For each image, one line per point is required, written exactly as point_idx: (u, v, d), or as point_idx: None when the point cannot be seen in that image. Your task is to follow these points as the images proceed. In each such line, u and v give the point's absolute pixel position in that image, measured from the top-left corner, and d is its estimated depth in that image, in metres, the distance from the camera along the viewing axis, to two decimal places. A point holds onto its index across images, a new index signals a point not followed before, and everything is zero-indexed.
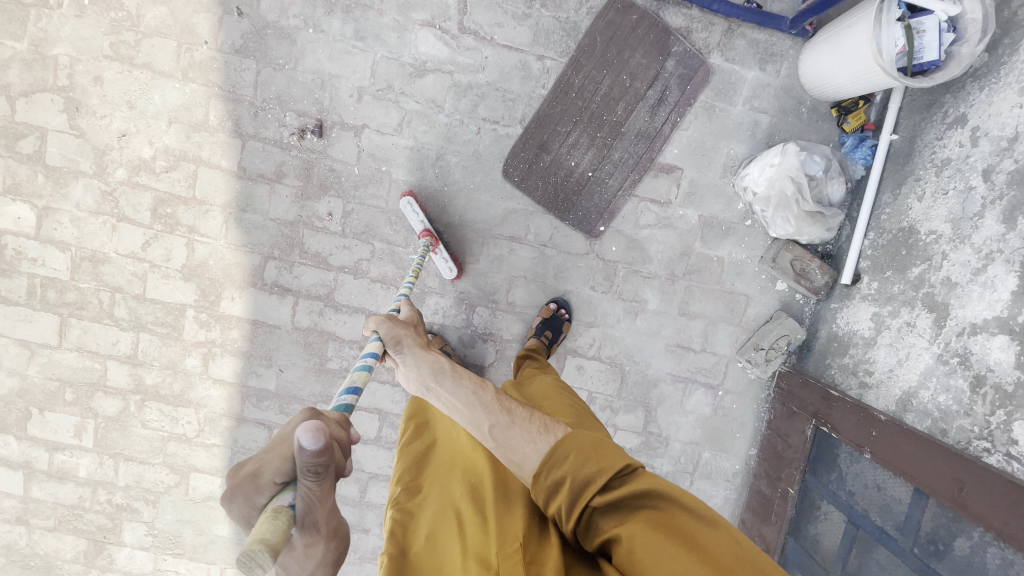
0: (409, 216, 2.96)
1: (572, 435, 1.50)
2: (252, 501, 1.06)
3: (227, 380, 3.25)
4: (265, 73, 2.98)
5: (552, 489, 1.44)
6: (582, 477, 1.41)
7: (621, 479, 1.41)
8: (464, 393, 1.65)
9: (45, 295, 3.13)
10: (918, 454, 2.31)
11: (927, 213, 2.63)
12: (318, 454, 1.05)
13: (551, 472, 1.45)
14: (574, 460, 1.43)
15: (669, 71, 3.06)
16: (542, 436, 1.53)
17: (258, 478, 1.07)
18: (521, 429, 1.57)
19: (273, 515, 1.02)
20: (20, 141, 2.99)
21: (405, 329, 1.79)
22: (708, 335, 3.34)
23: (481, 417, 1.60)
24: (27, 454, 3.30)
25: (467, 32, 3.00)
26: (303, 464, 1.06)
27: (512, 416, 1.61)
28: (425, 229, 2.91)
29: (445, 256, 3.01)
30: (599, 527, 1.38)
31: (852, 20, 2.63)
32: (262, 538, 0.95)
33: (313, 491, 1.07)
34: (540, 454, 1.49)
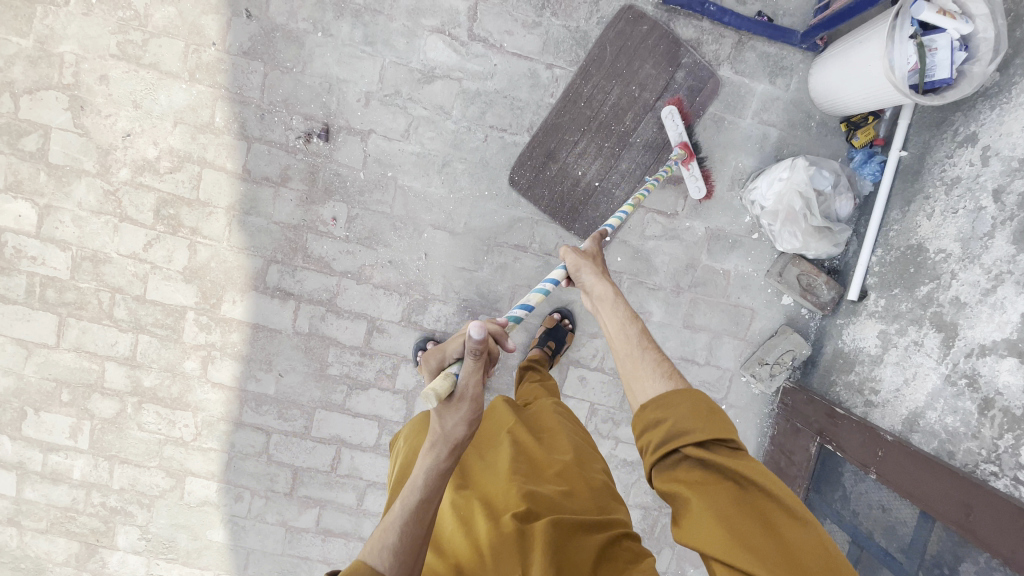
0: (669, 126, 2.97)
1: (692, 390, 1.40)
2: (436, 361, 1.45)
3: (226, 384, 3.21)
4: (272, 76, 2.96)
5: (652, 424, 1.38)
6: (685, 425, 1.33)
7: (718, 448, 1.31)
8: (618, 319, 1.71)
9: (44, 295, 3.09)
10: (924, 476, 2.28)
11: (936, 231, 2.61)
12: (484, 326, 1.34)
13: (655, 410, 1.39)
14: (684, 409, 1.35)
15: (678, 82, 3.04)
16: (665, 379, 1.47)
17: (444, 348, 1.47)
18: (648, 365, 1.53)
19: (446, 375, 1.38)
20: (23, 139, 2.96)
21: (586, 260, 1.95)
22: (712, 348, 3.31)
23: (621, 344, 1.64)
24: (21, 454, 3.26)
25: (476, 39, 2.99)
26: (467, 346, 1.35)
27: (647, 353, 1.58)
28: (684, 141, 2.94)
29: (696, 174, 3.03)
30: (681, 468, 1.32)
31: (863, 36, 2.62)
32: (433, 387, 1.33)
33: (470, 367, 1.37)
34: (660, 392, 1.43)
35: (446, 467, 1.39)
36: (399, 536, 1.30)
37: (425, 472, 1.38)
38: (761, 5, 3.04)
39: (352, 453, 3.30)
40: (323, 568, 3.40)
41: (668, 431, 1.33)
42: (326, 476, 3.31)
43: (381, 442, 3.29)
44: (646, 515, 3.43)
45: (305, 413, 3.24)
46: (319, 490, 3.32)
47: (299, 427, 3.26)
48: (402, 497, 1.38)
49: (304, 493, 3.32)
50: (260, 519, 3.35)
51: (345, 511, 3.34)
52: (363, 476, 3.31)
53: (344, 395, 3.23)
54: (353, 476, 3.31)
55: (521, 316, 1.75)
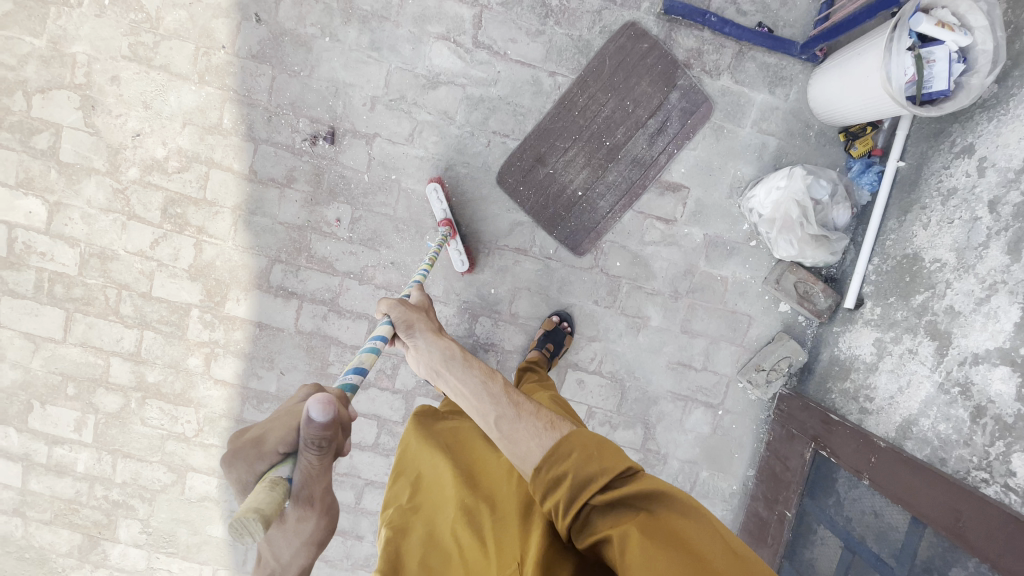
0: (432, 202, 2.96)
1: (577, 434, 1.41)
2: (251, 466, 1.12)
3: (229, 381, 3.26)
4: (280, 80, 3.02)
5: (552, 483, 1.35)
6: (585, 473, 1.34)
7: (623, 481, 1.33)
8: (473, 380, 1.60)
9: (53, 289, 3.15)
10: (916, 482, 2.31)
11: (932, 241, 2.64)
12: (324, 427, 1.10)
13: (551, 468, 1.37)
14: (575, 458, 1.35)
15: (672, 103, 3.10)
16: (548, 432, 1.44)
17: (261, 444, 1.13)
18: (527, 422, 1.48)
19: (270, 486, 1.05)
20: (35, 137, 3.03)
21: (416, 314, 1.83)
22: (710, 354, 3.35)
23: (487, 406, 1.54)
24: (26, 446, 3.31)
25: (481, 46, 3.04)
26: (310, 437, 1.10)
27: (520, 409, 1.53)
28: (447, 218, 2.92)
29: (459, 249, 3.03)
30: (593, 525, 1.30)
31: (862, 47, 2.66)
32: (259, 507, 0.98)
33: (312, 465, 1.13)
34: (546, 449, 1.40)
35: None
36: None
37: None
38: (762, 16, 3.08)
39: (352, 451, 3.34)
40: (320, 565, 3.43)
41: (570, 488, 1.32)
42: None
43: (380, 441, 3.33)
44: None
45: None
46: None
47: None
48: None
49: None
50: None
51: (344, 508, 3.38)
52: (362, 474, 3.35)
53: None
54: (351, 474, 3.35)
55: (356, 384, 1.67)
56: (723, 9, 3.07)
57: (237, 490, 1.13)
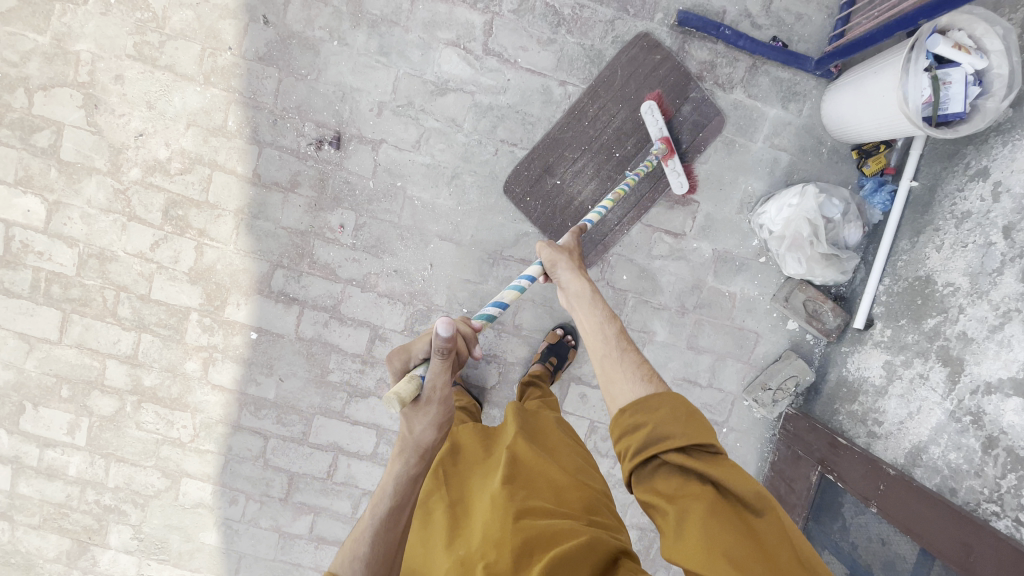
0: (648, 121, 2.91)
1: (671, 395, 1.39)
2: (402, 363, 1.69)
3: (226, 387, 3.20)
4: (287, 83, 2.97)
5: (632, 428, 1.38)
6: (666, 430, 1.34)
7: (701, 453, 1.33)
8: (595, 319, 1.73)
9: (49, 290, 3.10)
10: (924, 513, 2.26)
11: (945, 264, 2.59)
12: (447, 339, 1.50)
13: (636, 414, 1.39)
14: (664, 413, 1.35)
15: (684, 116, 3.05)
16: (644, 383, 1.48)
17: (409, 352, 1.70)
18: (627, 368, 1.56)
19: (409, 380, 1.54)
20: (35, 134, 2.98)
21: (562, 255, 2.00)
22: (716, 371, 3.30)
23: (600, 345, 1.66)
24: (17, 448, 3.25)
25: (491, 53, 3.00)
26: (437, 346, 1.51)
27: (625, 354, 1.61)
28: (664, 136, 2.88)
29: (678, 169, 2.96)
30: (656, 474, 1.33)
31: (879, 66, 2.60)
32: (398, 391, 1.48)
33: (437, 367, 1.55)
34: (640, 395, 1.44)
35: (416, 472, 1.57)
36: (372, 545, 1.45)
37: (397, 478, 1.55)
38: (776, 30, 3.04)
39: (349, 461, 3.28)
40: None
41: (647, 435, 1.33)
42: (321, 483, 3.29)
43: (379, 451, 3.28)
44: (643, 536, 3.41)
45: (304, 419, 3.23)
46: (314, 497, 3.30)
47: (297, 433, 3.24)
48: (375, 502, 1.55)
49: (298, 499, 3.31)
50: (253, 523, 3.33)
51: (340, 519, 3.32)
52: (360, 485, 3.29)
53: (343, 403, 3.22)
54: (349, 485, 3.29)
55: (493, 315, 1.98)
56: (737, 22, 3.03)
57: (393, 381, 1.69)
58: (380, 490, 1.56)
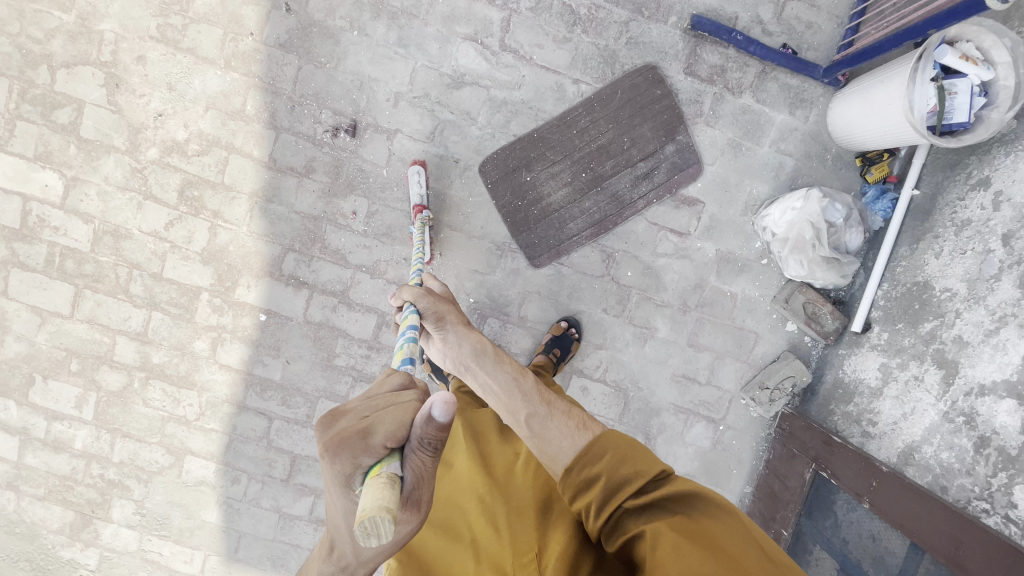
0: (412, 185, 3.03)
1: (611, 434, 1.44)
2: (357, 459, 1.07)
3: (233, 367, 3.25)
4: (306, 70, 3.03)
5: (585, 484, 1.40)
6: (618, 476, 1.39)
7: (657, 484, 1.38)
8: (505, 377, 1.65)
9: (63, 265, 3.15)
10: (917, 508, 2.32)
11: (944, 270, 2.67)
12: (443, 428, 1.09)
13: (583, 469, 1.41)
14: (610, 460, 1.39)
15: (666, 154, 3.14)
16: (581, 432, 1.48)
17: (370, 438, 1.09)
18: (558, 422, 1.52)
19: (393, 484, 1.03)
20: (56, 111, 3.03)
21: (446, 305, 1.84)
22: (715, 369, 3.37)
23: (520, 406, 1.57)
24: (25, 420, 3.30)
25: (507, 49, 3.06)
26: (429, 435, 1.10)
27: (552, 409, 1.56)
28: (420, 201, 2.97)
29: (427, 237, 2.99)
30: (624, 527, 1.34)
31: (886, 75, 2.68)
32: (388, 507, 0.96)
33: (424, 464, 1.12)
34: (579, 448, 1.44)
35: None
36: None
37: None
38: (786, 38, 3.11)
39: None
40: None
41: (603, 491, 1.37)
42: None
43: None
44: None
45: (309, 402, 3.28)
46: (315, 479, 3.35)
47: (301, 415, 3.29)
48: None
49: (300, 480, 3.35)
50: (254, 503, 3.38)
51: None
52: None
53: (348, 386, 3.27)
54: None
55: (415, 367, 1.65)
56: (749, 29, 3.10)
57: (334, 479, 1.08)
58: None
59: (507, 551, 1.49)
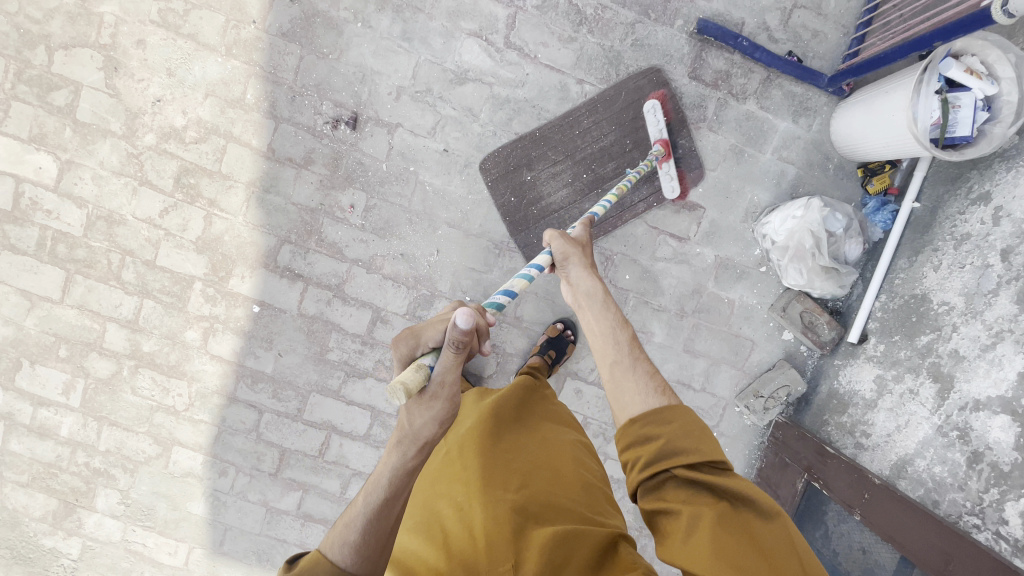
0: (649, 119, 3.01)
1: (684, 409, 1.45)
2: (410, 349, 1.52)
3: (224, 358, 3.21)
4: (308, 60, 3.00)
5: (643, 439, 1.43)
6: (677, 445, 1.39)
7: (710, 470, 1.37)
8: (606, 324, 1.70)
9: (55, 249, 3.10)
10: (907, 521, 2.31)
11: (942, 283, 2.66)
12: (465, 331, 1.37)
13: (649, 426, 1.44)
14: (676, 428, 1.40)
15: (669, 158, 3.13)
16: (657, 394, 1.51)
17: (418, 337, 1.53)
18: (639, 377, 1.56)
19: (416, 369, 1.42)
20: (53, 93, 2.99)
21: (574, 249, 1.97)
22: (709, 375, 3.36)
23: (608, 350, 1.64)
24: (11, 405, 3.26)
25: (511, 47, 3.03)
26: (452, 337, 1.39)
27: (637, 364, 1.60)
28: (661, 139, 2.98)
29: (670, 173, 3.07)
30: (665, 485, 1.38)
31: (892, 86, 2.66)
32: (403, 380, 1.37)
33: (450, 360, 1.42)
34: (651, 409, 1.47)
35: (412, 465, 1.43)
36: (363, 532, 1.37)
37: (392, 470, 1.43)
38: (792, 45, 3.09)
39: (341, 440, 3.30)
40: (300, 553, 3.39)
41: (659, 448, 1.39)
42: (313, 460, 3.31)
43: (372, 433, 3.29)
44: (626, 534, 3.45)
45: (300, 396, 3.25)
46: (304, 474, 3.32)
47: (292, 409, 3.25)
48: (365, 494, 1.44)
49: (288, 475, 3.32)
50: (241, 496, 3.34)
51: (327, 498, 3.34)
52: (350, 465, 3.31)
53: (340, 381, 3.24)
54: (339, 464, 3.31)
55: (503, 303, 1.94)
56: (755, 35, 3.08)
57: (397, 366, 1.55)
58: (374, 481, 1.44)
59: (482, 557, 1.53)
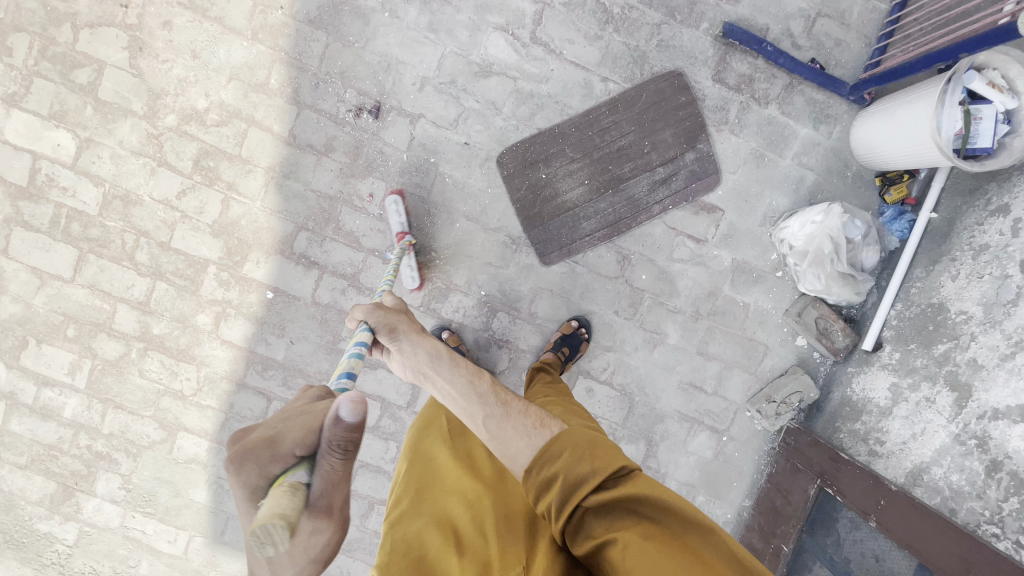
0: (392, 215, 3.03)
1: (568, 436, 1.54)
2: (262, 468, 1.10)
3: (235, 344, 3.17)
4: (334, 48, 2.99)
5: (546, 484, 1.47)
6: (576, 473, 1.45)
7: (615, 482, 1.44)
8: (461, 381, 1.71)
9: (69, 228, 3.07)
10: (925, 528, 2.31)
11: (959, 293, 2.66)
12: (352, 428, 1.12)
13: (542, 469, 1.49)
14: (567, 458, 1.47)
15: (686, 161, 3.13)
16: (538, 432, 1.58)
17: (276, 445, 1.12)
18: (514, 422, 1.62)
19: (291, 490, 1.05)
20: (76, 70, 2.97)
21: (396, 316, 1.86)
22: (722, 379, 3.35)
23: (475, 407, 1.65)
24: (14, 384, 3.20)
25: (537, 42, 3.04)
26: (338, 436, 1.12)
27: (508, 408, 1.67)
28: (403, 231, 3.00)
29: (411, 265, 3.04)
30: (585, 520, 1.40)
31: (914, 95, 2.68)
32: (281, 514, 0.98)
33: (332, 468, 1.13)
34: (536, 450, 1.53)
35: None
36: None
37: None
38: (815, 52, 3.11)
39: None
40: None
41: (562, 489, 1.43)
42: None
43: (381, 424, 3.28)
44: None
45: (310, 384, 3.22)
46: None
47: None
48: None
49: None
50: None
51: None
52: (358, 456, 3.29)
53: None
54: None
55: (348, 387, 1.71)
56: (779, 41, 3.10)
57: (241, 494, 1.10)
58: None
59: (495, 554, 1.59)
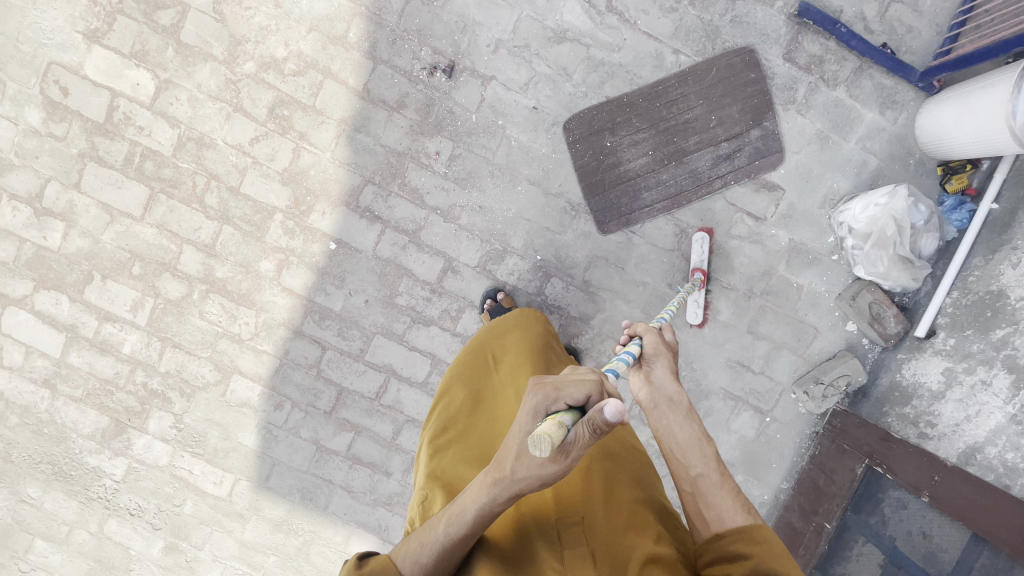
0: (695, 249, 3.20)
1: (772, 533, 1.34)
2: (545, 403, 1.14)
3: (296, 292, 3.23)
4: (413, 6, 3.05)
5: (728, 557, 1.33)
6: (764, 566, 1.28)
7: None
8: (693, 431, 1.50)
9: (142, 166, 3.15)
10: (983, 501, 2.38)
11: (1020, 280, 2.65)
12: (613, 415, 1.03)
13: (730, 542, 1.34)
14: (763, 550, 1.30)
15: (751, 138, 3.16)
16: (746, 512, 1.39)
17: (559, 391, 1.15)
18: (727, 493, 1.41)
19: (557, 425, 1.05)
20: (161, 12, 3.04)
21: (669, 353, 1.73)
22: (770, 359, 3.37)
23: (694, 460, 1.45)
24: (76, 317, 3.28)
25: (613, 11, 3.09)
26: (596, 419, 1.05)
27: (724, 479, 1.43)
28: (701, 268, 3.17)
29: (697, 302, 3.26)
30: None
31: (988, 82, 2.69)
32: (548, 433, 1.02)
33: (582, 438, 1.07)
34: (737, 526, 1.36)
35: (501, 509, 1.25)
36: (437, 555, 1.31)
37: (478, 506, 1.26)
38: (887, 37, 3.13)
39: (399, 386, 3.31)
40: (343, 495, 3.38)
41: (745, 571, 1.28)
42: (369, 403, 3.32)
43: (430, 380, 3.30)
44: None
45: (364, 336, 3.27)
46: (358, 416, 3.33)
47: (355, 348, 3.27)
48: (449, 521, 1.32)
49: (343, 415, 3.33)
50: (294, 432, 3.35)
51: (379, 442, 3.34)
52: (406, 411, 3.31)
53: (405, 326, 3.26)
54: (394, 409, 3.32)
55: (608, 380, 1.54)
56: (852, 23, 3.12)
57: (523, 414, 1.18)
58: (459, 511, 1.30)
59: (549, 502, 1.58)
